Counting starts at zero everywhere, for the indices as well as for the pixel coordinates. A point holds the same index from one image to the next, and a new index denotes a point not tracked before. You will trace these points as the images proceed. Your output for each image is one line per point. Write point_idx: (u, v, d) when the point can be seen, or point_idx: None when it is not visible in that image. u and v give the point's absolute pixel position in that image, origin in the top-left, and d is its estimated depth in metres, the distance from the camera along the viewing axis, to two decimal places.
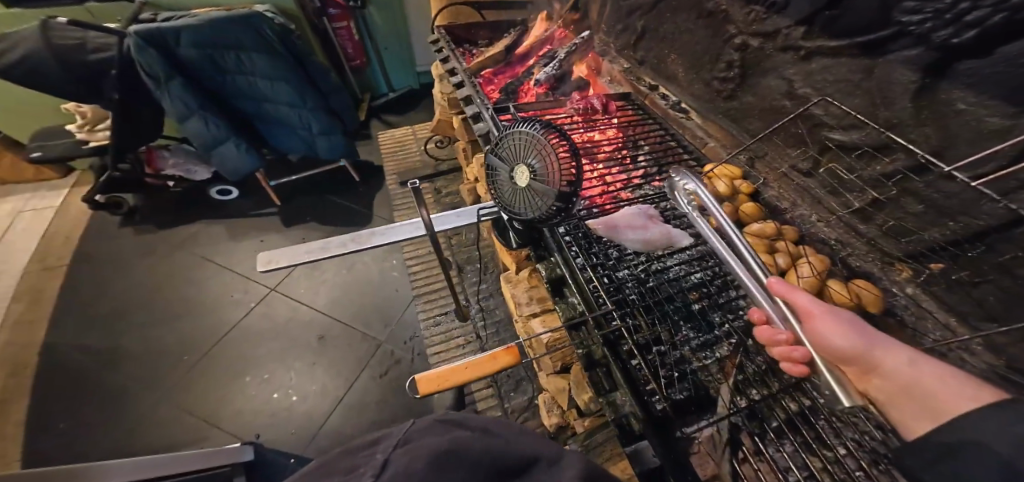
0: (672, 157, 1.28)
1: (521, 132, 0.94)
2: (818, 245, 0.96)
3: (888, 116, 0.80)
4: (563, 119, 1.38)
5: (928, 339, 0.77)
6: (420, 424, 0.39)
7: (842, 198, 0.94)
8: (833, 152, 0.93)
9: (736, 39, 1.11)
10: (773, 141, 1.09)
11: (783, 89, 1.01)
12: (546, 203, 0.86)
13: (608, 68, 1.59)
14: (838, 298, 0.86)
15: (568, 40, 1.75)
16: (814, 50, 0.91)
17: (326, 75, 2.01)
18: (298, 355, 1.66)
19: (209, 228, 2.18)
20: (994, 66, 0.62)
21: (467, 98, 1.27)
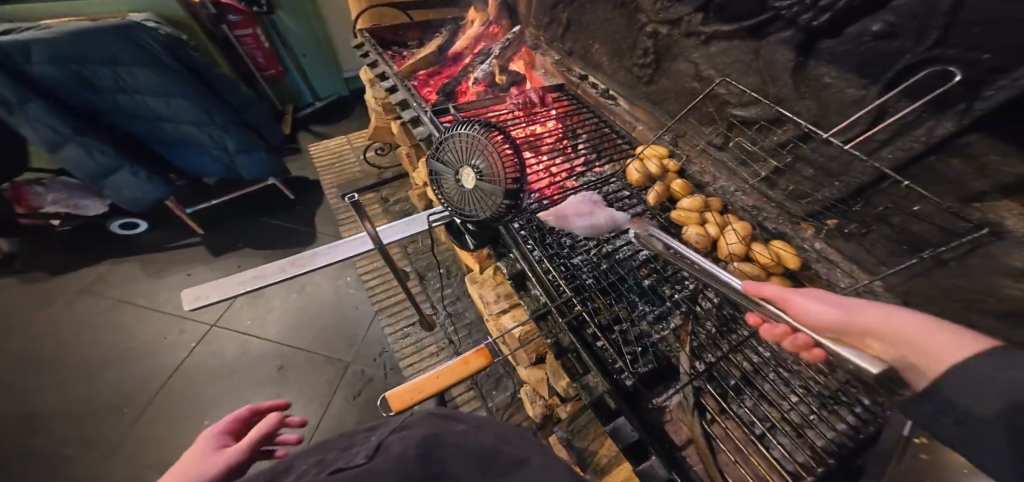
0: (609, 143, 1.35)
1: (459, 135, 0.88)
2: (740, 212, 1.05)
3: (775, 91, 0.90)
4: (502, 114, 1.38)
5: (840, 286, 0.89)
6: (415, 416, 0.47)
7: (750, 167, 1.04)
8: (738, 127, 1.03)
9: (648, 27, 1.18)
10: (689, 121, 1.18)
11: (691, 71, 1.10)
12: (495, 202, 0.82)
13: (542, 61, 1.61)
14: (764, 259, 0.95)
15: (502, 36, 1.74)
16: (711, 34, 1.00)
17: (234, 88, 1.85)
18: (258, 391, 1.58)
19: (120, 268, 1.98)
20: (846, 45, 0.73)
21: (401, 102, 1.24)
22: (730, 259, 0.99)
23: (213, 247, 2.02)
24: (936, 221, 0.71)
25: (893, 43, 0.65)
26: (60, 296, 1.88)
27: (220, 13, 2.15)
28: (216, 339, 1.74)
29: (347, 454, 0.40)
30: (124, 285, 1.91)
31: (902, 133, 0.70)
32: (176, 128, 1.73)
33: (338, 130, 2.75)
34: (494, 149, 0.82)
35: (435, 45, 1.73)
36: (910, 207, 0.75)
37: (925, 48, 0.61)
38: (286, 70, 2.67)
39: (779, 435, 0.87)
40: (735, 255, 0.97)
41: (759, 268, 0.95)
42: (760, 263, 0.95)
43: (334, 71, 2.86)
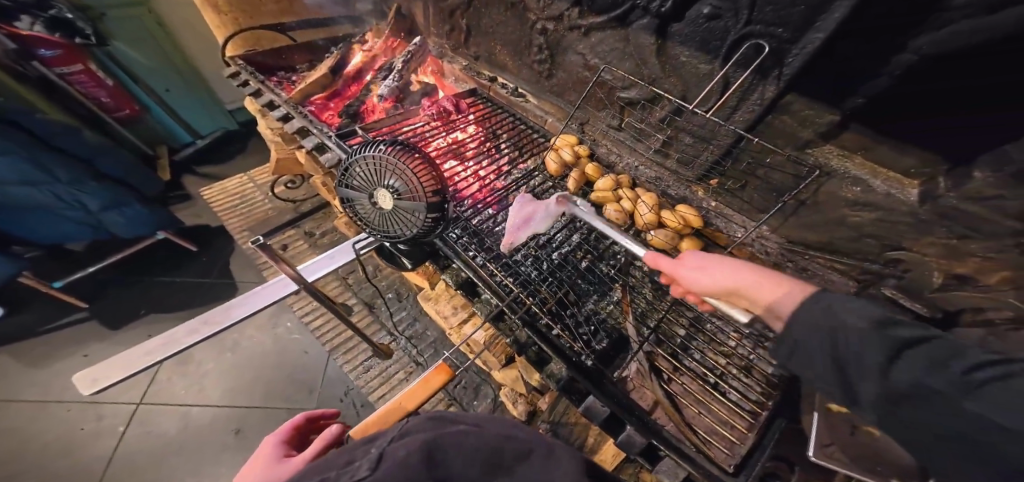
0: (528, 140, 1.35)
1: (365, 156, 0.72)
2: (646, 184, 1.13)
3: (647, 72, 0.99)
4: (411, 121, 1.32)
5: (737, 235, 1.00)
6: (414, 422, 0.46)
7: (643, 143, 1.14)
8: (627, 109, 1.12)
9: (537, 24, 1.23)
10: (588, 108, 1.26)
11: (581, 62, 1.17)
12: (420, 220, 0.70)
13: (450, 68, 1.60)
14: (674, 223, 1.02)
15: (402, 49, 1.74)
16: (589, 26, 1.07)
17: (75, 135, 1.58)
18: (213, 462, 1.50)
19: None
20: (690, 27, 0.82)
21: (300, 130, 1.21)
22: (647, 228, 1.05)
23: (108, 321, 1.82)
24: (786, 168, 0.85)
25: (720, 22, 0.77)
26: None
27: (24, 47, 1.71)
28: (153, 416, 1.62)
29: (350, 469, 0.39)
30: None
31: (745, 97, 0.81)
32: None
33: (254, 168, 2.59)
34: (407, 164, 0.68)
35: (327, 64, 1.65)
36: (764, 160, 0.88)
37: (743, 24, 0.74)
38: (146, 108, 2.30)
39: (729, 378, 0.94)
40: (650, 224, 1.04)
41: (672, 232, 1.02)
42: (672, 227, 1.02)
43: (209, 102, 2.52)
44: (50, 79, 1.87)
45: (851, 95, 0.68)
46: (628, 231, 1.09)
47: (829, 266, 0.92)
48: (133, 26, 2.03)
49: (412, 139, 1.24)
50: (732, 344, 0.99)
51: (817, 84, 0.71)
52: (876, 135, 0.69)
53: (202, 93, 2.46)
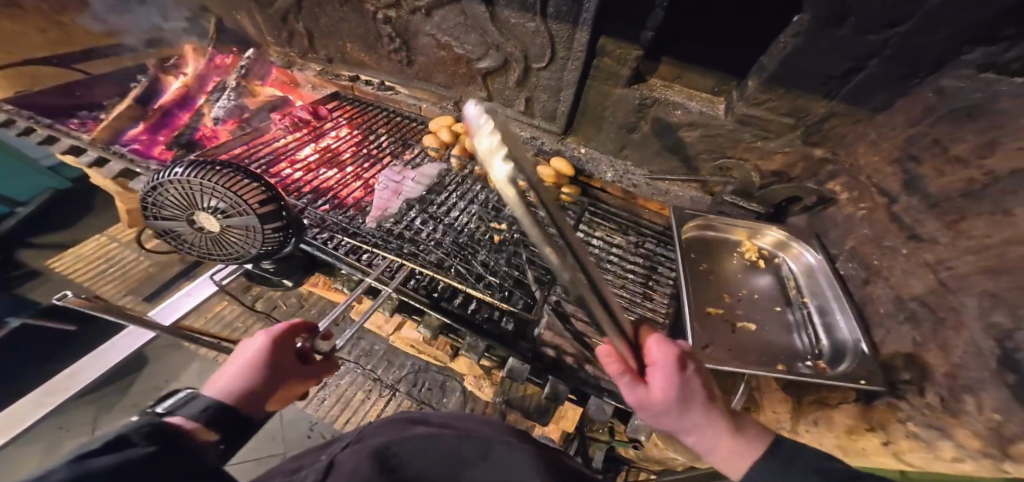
0: (408, 130, 1.33)
1: (167, 179, 0.62)
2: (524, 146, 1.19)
3: (491, 40, 1.02)
4: (269, 134, 1.22)
5: (608, 176, 1.15)
6: (373, 429, 0.51)
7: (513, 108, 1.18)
8: (490, 78, 1.14)
9: (378, 14, 1.17)
10: (456, 88, 1.26)
11: (433, 43, 1.15)
12: (259, 235, 0.65)
13: (303, 76, 1.44)
14: (553, 178, 1.10)
15: (235, 65, 1.49)
16: (428, 6, 1.06)
17: None
18: None
19: None
20: None
21: (123, 172, 1.09)
22: (530, 188, 1.11)
23: None
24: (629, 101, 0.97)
25: None
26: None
27: None
28: None
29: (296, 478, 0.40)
30: None
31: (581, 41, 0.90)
32: None
33: None
34: (219, 182, 0.61)
35: (137, 95, 1.35)
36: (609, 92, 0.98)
37: None
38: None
39: (637, 306, 0.95)
40: (531, 185, 1.10)
41: (552, 187, 1.09)
42: (552, 183, 1.10)
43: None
44: None
45: (643, 30, 0.81)
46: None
47: (689, 186, 1.07)
48: None
49: (270, 156, 1.15)
50: (629, 275, 1.00)
51: (618, 30, 0.84)
52: (679, 60, 0.86)
53: None
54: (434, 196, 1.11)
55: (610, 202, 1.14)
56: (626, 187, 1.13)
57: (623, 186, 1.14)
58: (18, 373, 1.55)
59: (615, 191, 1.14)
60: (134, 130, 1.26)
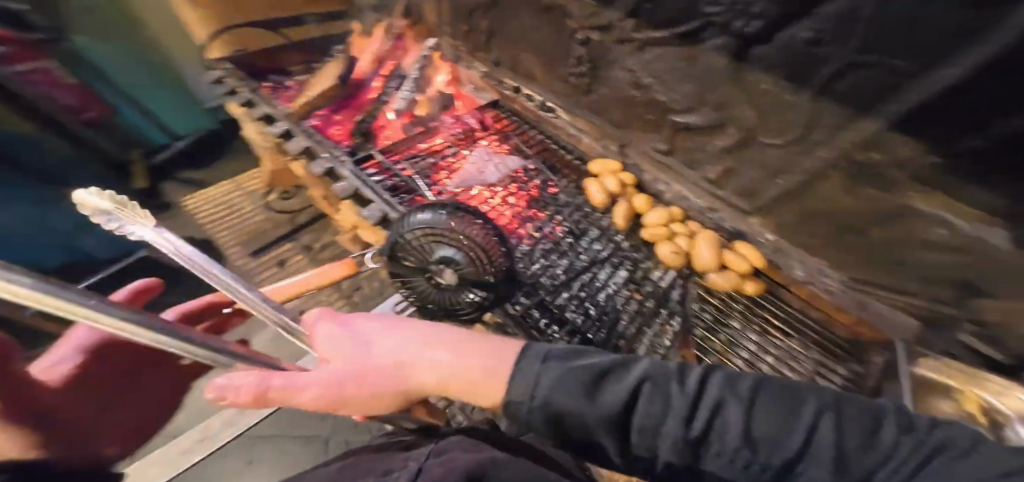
0: (556, 158, 1.34)
1: (420, 220, 0.86)
2: (699, 216, 1.13)
3: (716, 97, 0.93)
4: (437, 146, 1.41)
5: (798, 273, 0.99)
6: (446, 445, 0.52)
7: (696, 170, 1.13)
8: (683, 132, 1.08)
9: (577, 33, 1.12)
10: (631, 130, 1.23)
11: (630, 79, 1.09)
12: (486, 277, 0.85)
13: (468, 75, 1.59)
14: (737, 263, 1.01)
15: (408, 50, 1.71)
16: (648, 41, 0.97)
17: (31, 141, 1.57)
18: None
19: None
20: (780, 50, 0.76)
21: (306, 150, 1.36)
22: (704, 270, 1.04)
23: None
24: (881, 204, 0.77)
25: (816, 42, 0.69)
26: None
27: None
28: None
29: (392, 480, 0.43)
30: None
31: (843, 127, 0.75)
32: None
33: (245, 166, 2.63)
34: (467, 235, 0.84)
35: (332, 77, 1.65)
36: (844, 191, 0.82)
37: (852, 48, 0.65)
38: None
39: None
40: (708, 266, 1.03)
41: (734, 274, 1.01)
42: (735, 269, 1.01)
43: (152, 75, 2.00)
44: None
45: (970, 134, 0.56)
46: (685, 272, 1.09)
47: (908, 309, 0.83)
48: None
49: (427, 165, 1.35)
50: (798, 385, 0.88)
51: (935, 126, 0.60)
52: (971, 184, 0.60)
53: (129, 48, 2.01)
54: (577, 247, 1.16)
55: (790, 301, 1.00)
56: (815, 290, 0.96)
57: (811, 288, 0.96)
58: None
59: (799, 290, 0.99)
60: (326, 108, 1.56)
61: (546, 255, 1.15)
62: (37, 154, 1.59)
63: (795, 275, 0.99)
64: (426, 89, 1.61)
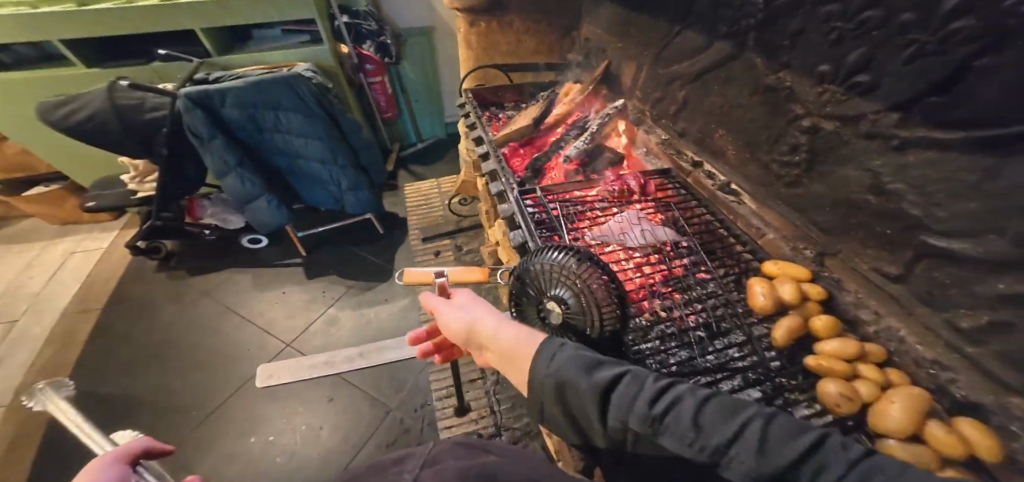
0: (719, 243, 1.23)
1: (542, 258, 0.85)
2: (913, 367, 0.85)
3: (1017, 228, 0.64)
4: (590, 197, 1.44)
5: None
6: (442, 450, 0.61)
7: (940, 315, 0.83)
8: (932, 261, 0.81)
9: (802, 120, 0.97)
10: (847, 239, 0.99)
11: (867, 181, 0.87)
12: (592, 333, 0.74)
13: (645, 139, 1.60)
14: (946, 444, 0.70)
15: (599, 107, 1.86)
16: (910, 140, 0.75)
17: (359, 132, 2.25)
18: (320, 403, 1.99)
19: (235, 278, 2.60)
20: None
21: (493, 172, 1.61)
22: (885, 433, 0.76)
23: (310, 271, 2.62)
24: None
25: None
26: (219, 301, 2.46)
27: (361, 63, 2.75)
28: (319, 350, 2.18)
29: None
30: (239, 294, 2.50)
31: None
32: (308, 166, 2.16)
33: (436, 174, 3.31)
34: (585, 280, 0.76)
35: (530, 116, 1.90)
36: None
37: None
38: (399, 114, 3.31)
39: None
40: (893, 430, 0.75)
41: (932, 455, 0.70)
42: (938, 449, 0.71)
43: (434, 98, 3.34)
44: (362, 86, 2.88)
45: None
46: (850, 425, 0.83)
47: None
48: (418, 69, 3.13)
49: (579, 208, 1.39)
50: None
51: None
52: None
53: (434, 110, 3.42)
54: (707, 344, 1.01)
55: None
56: None
57: None
58: (359, 242, 2.81)
59: None
60: (516, 141, 1.84)
61: (663, 337, 1.02)
62: (360, 141, 2.29)
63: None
64: (601, 141, 1.70)
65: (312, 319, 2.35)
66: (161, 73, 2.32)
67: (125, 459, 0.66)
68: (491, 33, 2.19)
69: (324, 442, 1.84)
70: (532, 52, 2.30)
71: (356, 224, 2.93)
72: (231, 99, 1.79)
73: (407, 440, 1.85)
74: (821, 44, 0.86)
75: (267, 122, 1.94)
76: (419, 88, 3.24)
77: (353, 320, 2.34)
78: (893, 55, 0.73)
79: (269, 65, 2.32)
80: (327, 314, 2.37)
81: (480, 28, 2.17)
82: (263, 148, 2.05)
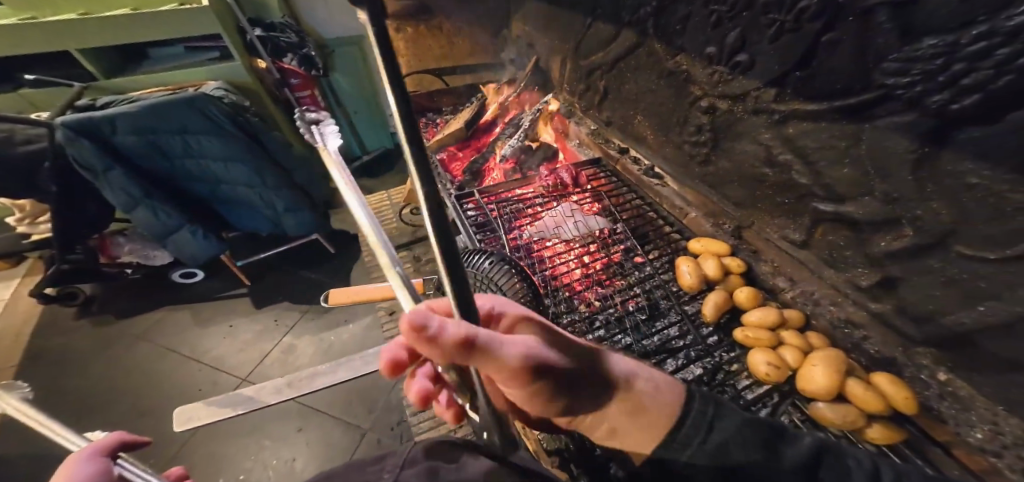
0: (653, 227, 1.27)
1: (471, 262, 0.91)
2: (831, 329, 0.90)
3: (886, 188, 0.68)
4: (529, 194, 1.44)
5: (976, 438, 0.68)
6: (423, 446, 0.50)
7: (840, 272, 0.89)
8: (827, 225, 0.86)
9: (701, 101, 1.01)
10: (757, 211, 1.05)
11: (762, 154, 0.91)
12: None
13: (577, 132, 1.62)
14: (866, 401, 0.74)
15: (532, 104, 1.87)
16: (790, 113, 0.79)
17: (285, 150, 2.13)
18: (281, 437, 1.87)
19: (174, 317, 2.40)
20: (1007, 136, 0.49)
21: (429, 179, 1.57)
22: (813, 396, 0.80)
23: (259, 300, 2.47)
24: None
25: None
26: (157, 346, 2.25)
27: (283, 78, 2.54)
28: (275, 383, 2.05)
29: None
30: (179, 334, 2.31)
31: None
32: (232, 190, 2.03)
33: (387, 184, 3.22)
34: None
35: (464, 119, 1.89)
36: None
37: None
38: (339, 128, 3.19)
39: None
40: (820, 395, 0.78)
41: (856, 412, 0.74)
42: (859, 406, 0.75)
43: (374, 108, 3.24)
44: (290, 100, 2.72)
45: None
46: (786, 389, 0.87)
47: None
48: (352, 79, 3.02)
49: (518, 207, 1.38)
50: None
51: None
52: None
53: (376, 121, 3.32)
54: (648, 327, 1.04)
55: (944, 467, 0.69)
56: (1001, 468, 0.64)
57: (991, 462, 0.65)
58: (311, 264, 2.69)
59: (967, 457, 0.68)
60: (453, 145, 1.82)
61: (607, 326, 1.03)
62: (289, 159, 2.17)
63: (970, 439, 0.68)
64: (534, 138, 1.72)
65: (265, 351, 2.21)
66: (35, 102, 2.09)
67: (103, 454, 0.66)
68: (420, 38, 2.15)
69: (298, 474, 1.74)
70: (463, 54, 2.27)
71: (305, 244, 2.79)
72: (125, 125, 1.63)
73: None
74: (705, 27, 0.90)
75: (173, 147, 1.80)
76: (358, 99, 3.13)
77: (311, 346, 2.22)
78: (761, 34, 0.76)
79: (174, 85, 2.14)
80: (282, 343, 2.24)
81: (406, 33, 2.11)
82: (174, 177, 1.90)
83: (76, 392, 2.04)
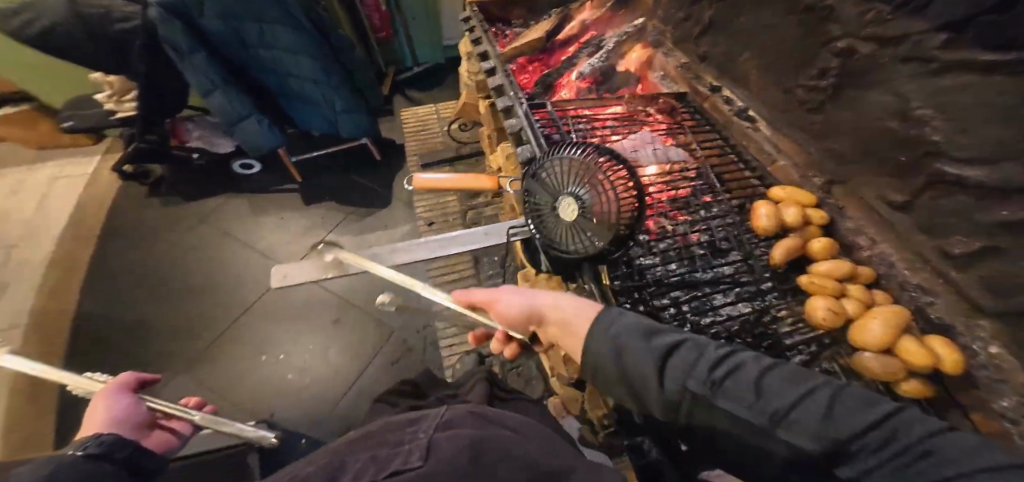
0: (733, 173, 1.22)
1: (558, 156, 0.86)
2: (899, 292, 0.89)
3: None
4: (603, 116, 1.38)
5: (1002, 405, 0.71)
6: (459, 416, 0.41)
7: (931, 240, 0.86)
8: (938, 189, 0.81)
9: (839, 41, 0.92)
10: (856, 168, 0.99)
11: (895, 107, 0.85)
12: (605, 230, 0.76)
13: (663, 61, 1.55)
14: (917, 358, 0.75)
15: (616, 26, 1.74)
16: (951, 63, 0.72)
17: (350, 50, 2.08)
18: (319, 324, 2.10)
19: (233, 204, 2.58)
20: None
21: (498, 86, 1.51)
22: (861, 346, 0.80)
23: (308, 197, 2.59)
24: None
25: None
26: (220, 228, 2.46)
27: None
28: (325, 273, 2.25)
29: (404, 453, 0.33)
30: (239, 222, 2.49)
31: None
32: (298, 86, 2.02)
33: (434, 101, 3.13)
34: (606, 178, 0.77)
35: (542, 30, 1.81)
36: None
37: None
38: (393, 33, 3.07)
39: None
40: (872, 345, 0.78)
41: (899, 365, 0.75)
42: (907, 361, 0.75)
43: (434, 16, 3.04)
44: None
45: None
46: (826, 341, 0.88)
47: None
48: None
49: (589, 126, 1.34)
50: None
51: None
52: None
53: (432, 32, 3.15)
54: (707, 260, 1.03)
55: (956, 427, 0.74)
56: None
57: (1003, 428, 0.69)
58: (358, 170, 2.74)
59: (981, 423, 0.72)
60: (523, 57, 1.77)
61: (666, 252, 1.04)
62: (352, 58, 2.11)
63: (996, 406, 0.71)
64: (616, 64, 1.62)
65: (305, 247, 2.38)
66: None
67: (128, 390, 0.93)
68: None
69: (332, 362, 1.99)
70: None
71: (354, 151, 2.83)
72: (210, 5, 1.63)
73: (411, 357, 2.01)
74: None
75: (250, 35, 1.79)
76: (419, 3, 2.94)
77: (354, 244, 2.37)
78: None
79: None
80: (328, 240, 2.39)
81: None
82: (248, 66, 1.92)
83: (156, 263, 2.31)
